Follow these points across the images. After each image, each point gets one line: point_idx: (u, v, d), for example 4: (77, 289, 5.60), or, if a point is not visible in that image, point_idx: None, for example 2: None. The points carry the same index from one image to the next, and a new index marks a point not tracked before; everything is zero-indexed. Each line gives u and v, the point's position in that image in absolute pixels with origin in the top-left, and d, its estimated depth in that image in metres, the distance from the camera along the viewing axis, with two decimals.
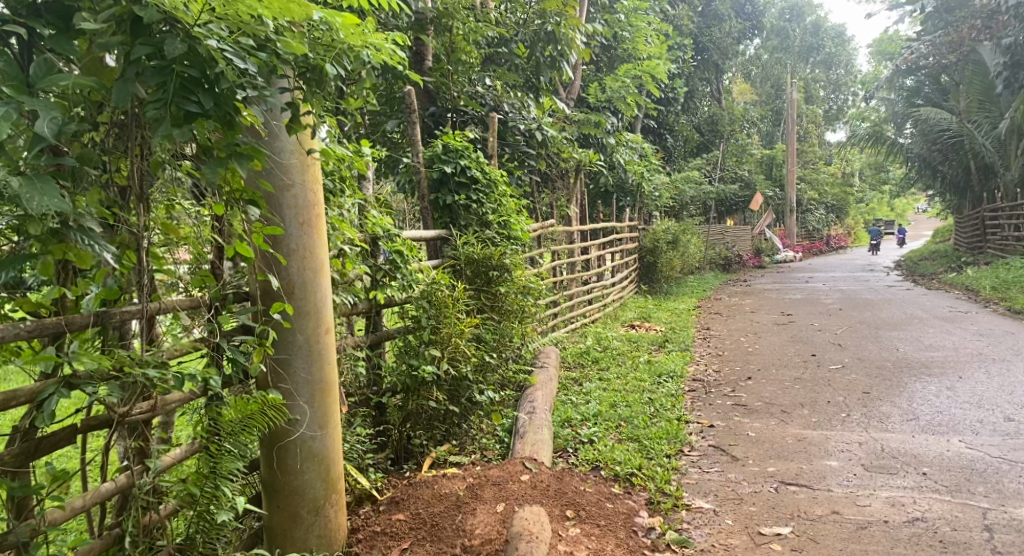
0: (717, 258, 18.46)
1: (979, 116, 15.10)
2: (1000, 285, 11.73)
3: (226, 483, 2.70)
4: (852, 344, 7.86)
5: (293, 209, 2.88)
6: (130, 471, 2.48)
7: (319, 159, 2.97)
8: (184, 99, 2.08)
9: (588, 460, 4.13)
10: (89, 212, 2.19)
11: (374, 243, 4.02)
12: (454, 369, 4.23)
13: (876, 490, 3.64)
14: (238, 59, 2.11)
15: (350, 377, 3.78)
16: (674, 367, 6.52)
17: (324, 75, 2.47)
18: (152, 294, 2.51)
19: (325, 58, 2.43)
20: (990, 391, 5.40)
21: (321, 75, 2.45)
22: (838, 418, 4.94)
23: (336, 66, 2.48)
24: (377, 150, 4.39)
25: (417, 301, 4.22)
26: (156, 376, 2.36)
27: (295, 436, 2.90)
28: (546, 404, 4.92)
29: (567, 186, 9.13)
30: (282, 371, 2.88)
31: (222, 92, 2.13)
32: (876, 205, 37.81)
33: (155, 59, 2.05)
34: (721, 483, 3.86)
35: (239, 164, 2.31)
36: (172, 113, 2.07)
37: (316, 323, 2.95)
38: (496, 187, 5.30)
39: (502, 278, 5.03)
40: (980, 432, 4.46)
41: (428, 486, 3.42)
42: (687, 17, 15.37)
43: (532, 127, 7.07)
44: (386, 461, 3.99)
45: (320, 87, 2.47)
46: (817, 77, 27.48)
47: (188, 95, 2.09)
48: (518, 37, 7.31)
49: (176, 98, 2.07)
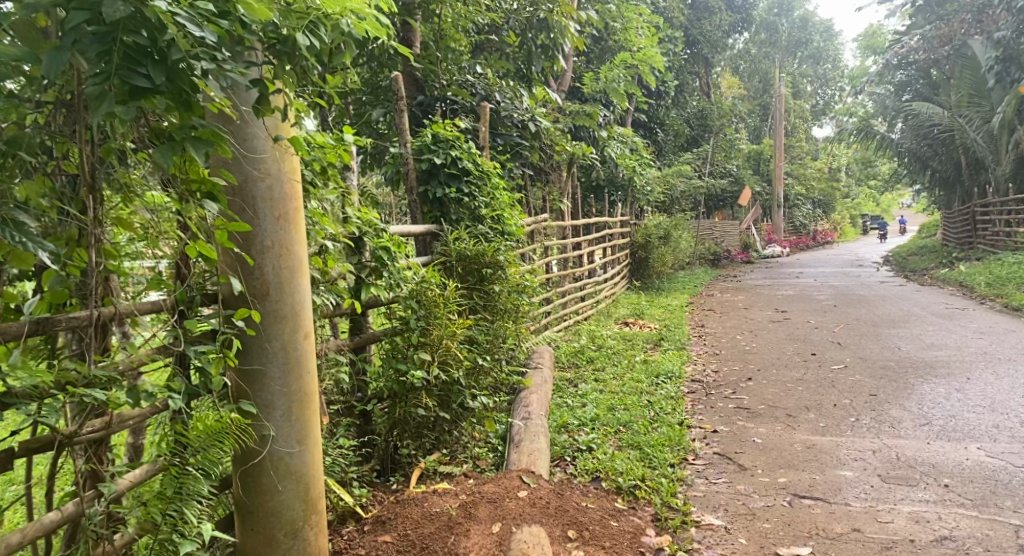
0: (706, 253, 18.24)
1: (970, 110, 14.87)
2: (994, 281, 11.59)
3: (193, 508, 2.41)
4: (852, 343, 7.66)
5: (268, 200, 2.60)
6: (79, 499, 2.21)
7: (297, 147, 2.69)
8: (130, 71, 1.80)
9: (588, 470, 3.88)
10: (20, 205, 1.94)
11: (359, 240, 3.74)
12: (444, 373, 3.96)
13: (897, 504, 3.42)
14: (194, 27, 1.85)
15: (332, 384, 3.51)
16: (672, 367, 6.28)
17: (295, 46, 2.19)
18: (104, 297, 2.22)
19: (294, 26, 2.18)
20: (1001, 394, 5.20)
21: (293, 47, 2.18)
22: (847, 423, 4.72)
23: (309, 36, 2.21)
24: (362, 139, 4.10)
25: (405, 301, 3.94)
26: (104, 395, 2.09)
27: (270, 452, 2.62)
28: (542, 409, 4.67)
29: (558, 180, 8.86)
30: (255, 380, 2.60)
31: (175, 65, 1.86)
32: (863, 201, 37.80)
33: (93, 25, 1.77)
34: (731, 496, 3.63)
35: (197, 150, 2.03)
36: (115, 87, 1.79)
37: (293, 328, 2.67)
38: (489, 180, 5.04)
39: (496, 275, 4.76)
40: (998, 438, 4.25)
41: (417, 504, 3.16)
42: (678, 10, 15.11)
43: (525, 117, 6.79)
44: (371, 473, 3.73)
45: (292, 61, 2.21)
46: (805, 72, 27.32)
47: (134, 67, 1.81)
48: (509, 24, 7.02)
49: (121, 70, 1.79)
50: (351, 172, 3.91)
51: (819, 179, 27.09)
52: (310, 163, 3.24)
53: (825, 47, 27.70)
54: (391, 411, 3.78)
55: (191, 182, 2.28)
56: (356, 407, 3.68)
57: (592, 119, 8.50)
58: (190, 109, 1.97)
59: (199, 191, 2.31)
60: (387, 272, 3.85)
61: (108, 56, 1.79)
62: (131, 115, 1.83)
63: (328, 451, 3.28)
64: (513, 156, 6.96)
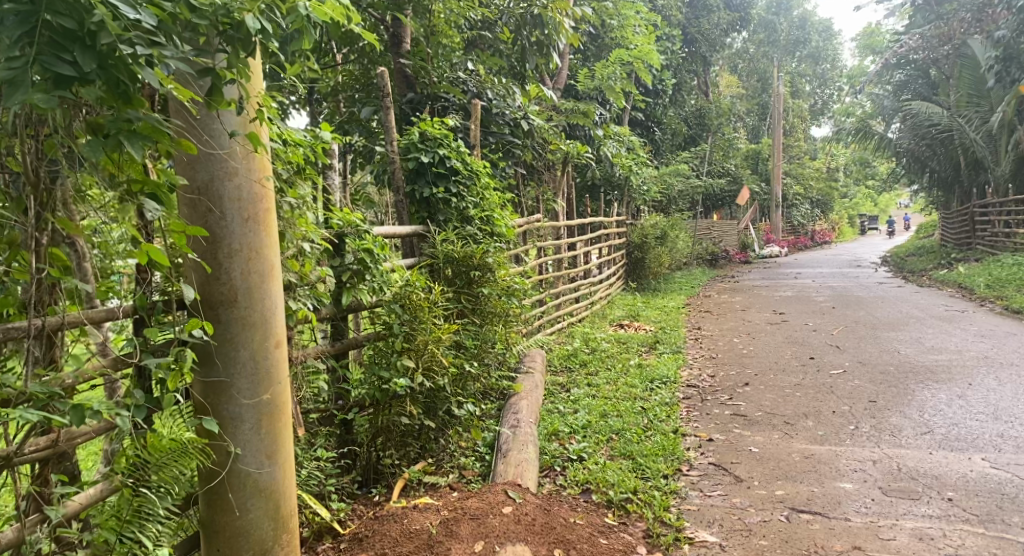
0: (703, 254, 18.12)
1: (971, 110, 14.72)
2: (994, 283, 11.45)
3: (149, 531, 2.28)
4: (850, 346, 7.52)
5: (236, 200, 2.45)
6: (21, 524, 2.06)
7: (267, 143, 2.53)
8: (55, 58, 1.75)
9: (579, 481, 3.75)
10: None
11: (339, 242, 3.58)
12: (430, 381, 3.80)
13: (899, 520, 3.29)
14: (126, 9, 1.81)
15: (310, 393, 3.36)
16: (667, 372, 6.14)
17: (249, 33, 2.06)
18: (49, 306, 2.08)
19: (247, 9, 2.04)
20: (1004, 401, 5.06)
21: (246, 33, 2.05)
22: (847, 431, 4.58)
23: (262, 19, 2.07)
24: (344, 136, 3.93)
25: (388, 305, 3.78)
26: (41, 414, 1.94)
27: (238, 468, 2.47)
28: (531, 416, 4.53)
29: (553, 179, 8.70)
30: (222, 393, 2.45)
31: (103, 49, 1.79)
32: (861, 201, 37.66)
33: (15, 3, 1.72)
34: (726, 509, 3.49)
35: (131, 143, 1.92)
36: (37, 72, 1.74)
37: (263, 337, 2.52)
38: (478, 179, 4.88)
39: (484, 278, 4.61)
40: (1003, 448, 4.11)
41: (396, 520, 3.01)
42: (676, 7, 14.93)
43: (518, 115, 6.62)
44: (352, 485, 3.58)
45: (245, 48, 2.08)
46: (804, 72, 27.16)
47: (60, 53, 1.76)
48: (502, 20, 6.86)
49: (45, 55, 1.75)
50: (332, 172, 3.75)
51: (817, 179, 26.95)
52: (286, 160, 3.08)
53: (824, 46, 27.56)
54: (374, 419, 3.63)
55: (133, 182, 2.08)
56: (337, 415, 3.53)
57: (587, 118, 8.35)
58: (128, 100, 1.89)
59: (141, 190, 2.11)
60: (371, 276, 3.69)
61: (30, 38, 1.74)
62: (54, 103, 1.75)
63: (305, 463, 3.13)
64: (506, 155, 6.80)
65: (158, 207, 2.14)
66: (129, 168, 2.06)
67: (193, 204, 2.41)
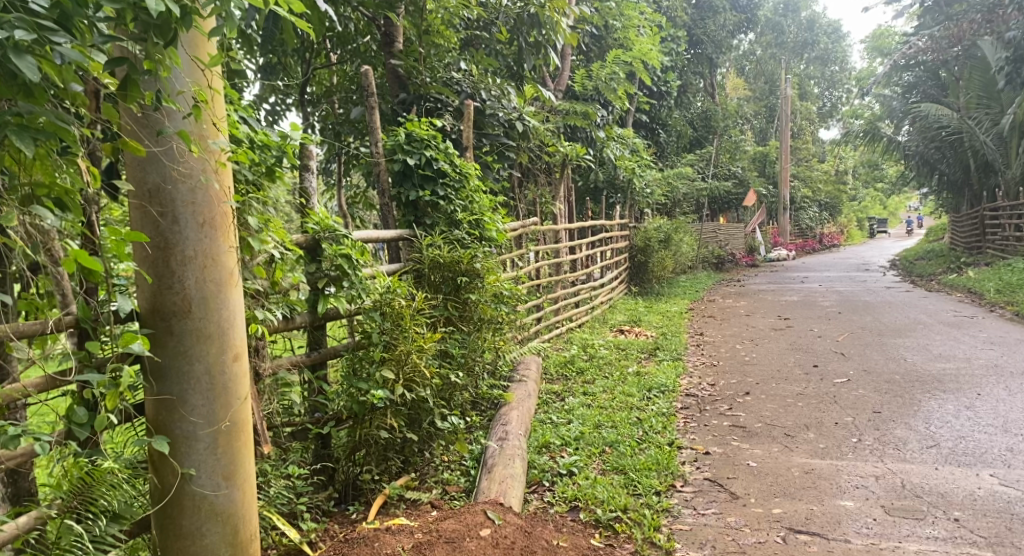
0: (708, 257, 17.92)
1: (981, 112, 14.55)
2: (1005, 288, 11.21)
3: None
4: (856, 353, 7.32)
5: (188, 204, 2.29)
6: None
7: (221, 142, 2.37)
8: None
9: (568, 498, 3.62)
10: None
11: (316, 247, 3.44)
12: (411, 392, 3.64)
13: (901, 542, 3.12)
14: None
15: (280, 406, 3.20)
16: (665, 380, 5.96)
17: (167, 20, 1.98)
18: None
19: None
20: (1014, 413, 4.87)
21: (162, 18, 1.98)
22: (849, 444, 4.39)
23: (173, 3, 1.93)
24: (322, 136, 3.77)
25: (368, 313, 3.63)
26: None
27: (192, 491, 2.33)
28: (521, 427, 4.37)
29: (552, 181, 8.54)
30: (174, 410, 2.30)
31: None
32: (869, 203, 37.33)
33: None
34: (719, 530, 3.33)
35: (17, 136, 1.79)
36: None
37: (220, 350, 2.37)
38: (468, 181, 4.72)
39: (472, 284, 4.45)
40: (1013, 463, 3.92)
41: (366, 544, 2.87)
42: (681, 9, 14.75)
43: (513, 116, 6.44)
44: (328, 502, 3.43)
45: (162, 35, 1.99)
46: (812, 74, 26.93)
47: None
48: (499, 19, 6.72)
49: None
50: (310, 174, 3.59)
51: (825, 182, 26.67)
52: (255, 162, 2.94)
53: (832, 49, 27.30)
54: (352, 433, 3.47)
55: (39, 188, 1.96)
56: (314, 430, 3.38)
57: (586, 119, 8.17)
58: (29, 91, 1.83)
59: (47, 196, 1.99)
60: (350, 282, 3.53)
61: None
62: None
63: (273, 482, 2.98)
64: (502, 157, 6.64)
65: (66, 215, 2.02)
66: (35, 170, 1.95)
67: (143, 208, 2.26)
